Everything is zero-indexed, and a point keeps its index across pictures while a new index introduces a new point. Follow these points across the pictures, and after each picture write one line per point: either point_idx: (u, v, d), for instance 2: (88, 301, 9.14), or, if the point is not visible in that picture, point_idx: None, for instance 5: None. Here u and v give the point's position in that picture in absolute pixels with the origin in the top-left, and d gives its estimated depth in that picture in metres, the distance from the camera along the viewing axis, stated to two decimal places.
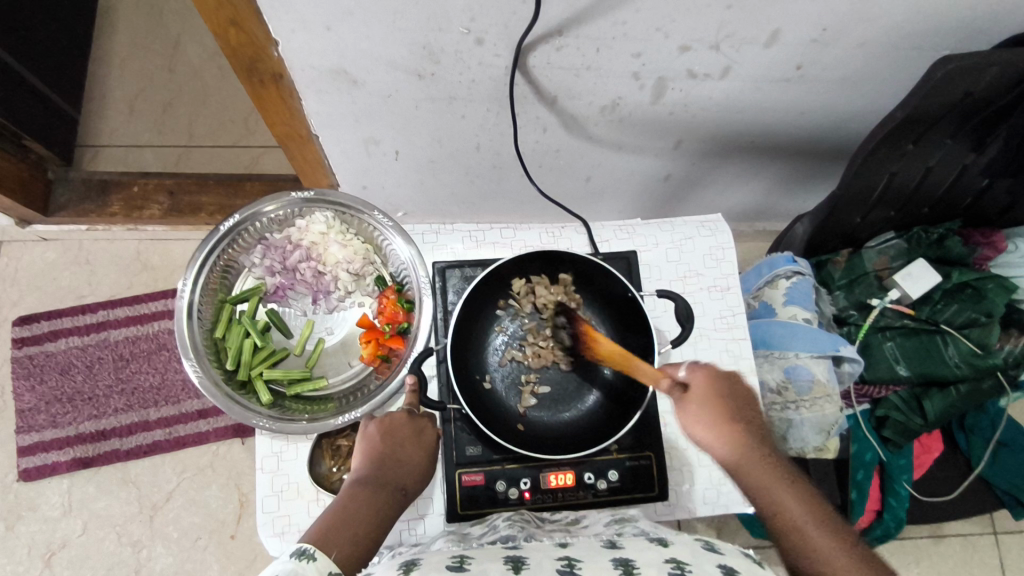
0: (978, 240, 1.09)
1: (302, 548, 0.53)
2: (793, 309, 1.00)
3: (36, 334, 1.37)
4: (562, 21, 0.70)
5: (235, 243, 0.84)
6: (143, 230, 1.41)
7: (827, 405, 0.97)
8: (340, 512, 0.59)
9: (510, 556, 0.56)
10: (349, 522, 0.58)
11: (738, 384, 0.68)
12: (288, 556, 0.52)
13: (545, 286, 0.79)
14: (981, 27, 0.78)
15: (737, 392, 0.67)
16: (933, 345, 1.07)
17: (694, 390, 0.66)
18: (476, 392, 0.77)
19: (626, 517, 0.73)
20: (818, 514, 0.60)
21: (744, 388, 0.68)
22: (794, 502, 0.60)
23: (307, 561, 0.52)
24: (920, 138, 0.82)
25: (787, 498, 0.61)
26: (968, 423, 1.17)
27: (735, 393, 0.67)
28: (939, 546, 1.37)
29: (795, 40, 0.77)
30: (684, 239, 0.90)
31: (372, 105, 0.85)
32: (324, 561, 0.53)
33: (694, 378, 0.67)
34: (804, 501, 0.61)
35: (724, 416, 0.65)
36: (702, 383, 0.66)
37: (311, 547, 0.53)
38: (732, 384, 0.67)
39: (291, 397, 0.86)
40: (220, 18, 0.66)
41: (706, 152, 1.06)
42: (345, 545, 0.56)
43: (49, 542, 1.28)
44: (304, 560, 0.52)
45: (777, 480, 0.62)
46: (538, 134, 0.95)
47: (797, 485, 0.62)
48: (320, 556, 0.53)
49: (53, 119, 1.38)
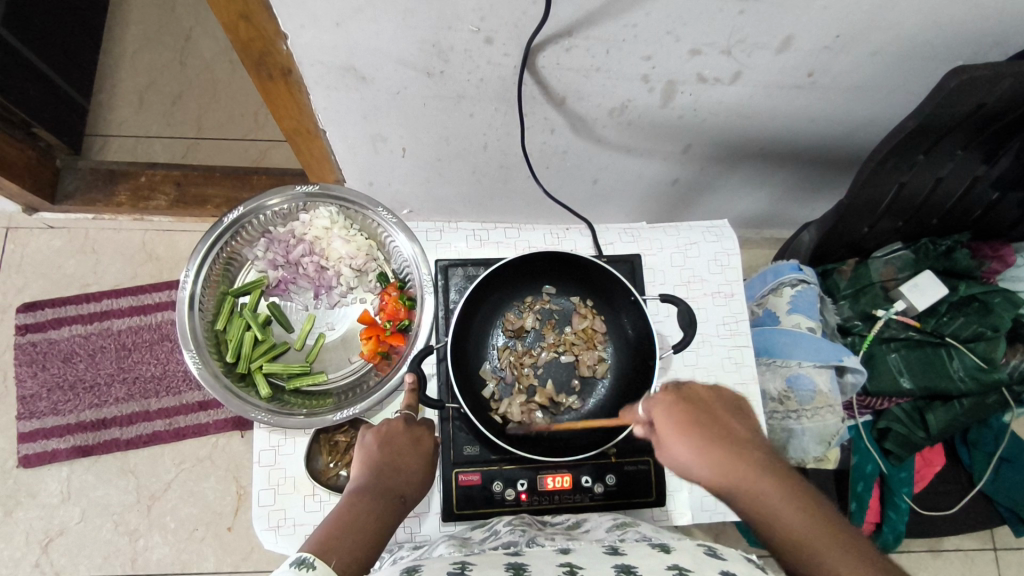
0: (987, 254, 1.08)
1: (302, 559, 0.51)
2: (797, 317, 0.98)
3: (40, 321, 1.37)
4: (572, 22, 0.70)
5: (238, 235, 0.84)
6: (149, 220, 1.42)
7: (828, 414, 0.95)
8: (339, 521, 0.57)
9: (511, 563, 0.55)
10: (349, 530, 0.56)
11: (704, 403, 0.64)
12: (288, 566, 0.51)
13: (512, 318, 0.80)
14: (995, 39, 0.77)
15: (702, 410, 0.63)
16: (937, 357, 1.06)
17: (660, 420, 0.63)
18: (473, 392, 0.76)
19: (629, 521, 0.72)
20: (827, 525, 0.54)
21: (705, 400, 0.64)
22: (799, 515, 0.55)
23: (306, 570, 0.50)
24: (931, 148, 0.82)
25: (791, 513, 0.55)
26: (970, 437, 1.15)
27: (704, 414, 0.63)
28: (938, 560, 1.36)
29: (806, 47, 0.76)
30: (689, 244, 0.89)
31: (381, 102, 0.85)
32: (324, 569, 0.51)
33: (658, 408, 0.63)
34: (807, 510, 0.55)
35: (697, 442, 0.61)
36: (662, 410, 0.64)
37: (311, 555, 0.52)
38: (692, 402, 0.64)
39: (290, 391, 0.86)
40: (231, 12, 0.66)
41: (714, 158, 1.06)
42: (345, 552, 0.54)
43: (46, 528, 1.28)
44: (304, 569, 0.50)
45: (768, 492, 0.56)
46: (545, 135, 0.95)
47: (795, 496, 0.56)
48: (320, 565, 0.51)
49: (64, 108, 1.38)
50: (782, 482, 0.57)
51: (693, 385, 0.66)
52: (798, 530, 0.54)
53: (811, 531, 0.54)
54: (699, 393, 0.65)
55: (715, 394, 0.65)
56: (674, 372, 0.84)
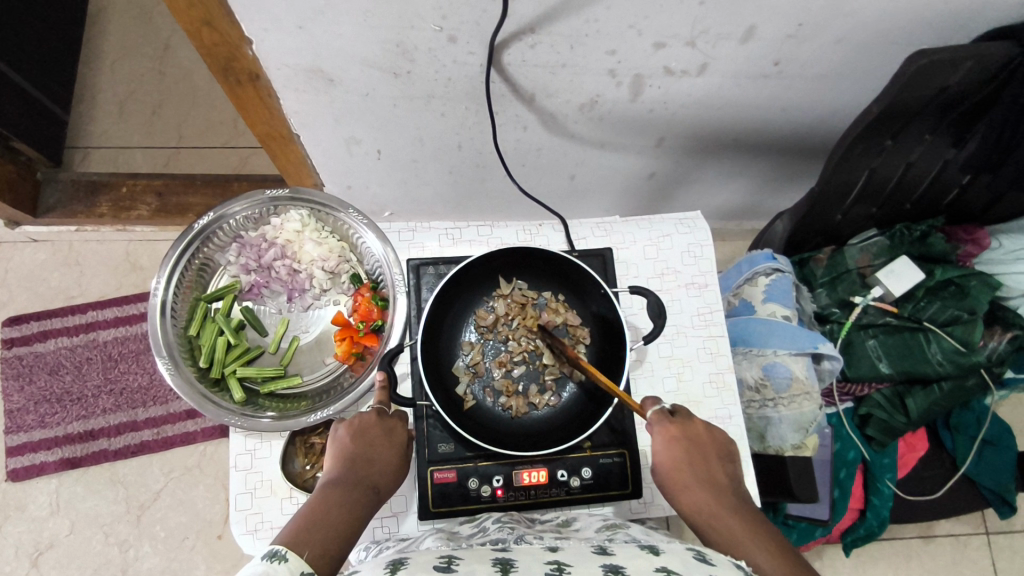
0: (962, 237, 1.07)
1: (274, 552, 0.52)
2: (772, 306, 0.99)
3: (25, 334, 1.38)
4: (533, 18, 0.70)
5: (209, 241, 0.84)
6: (132, 231, 1.42)
7: (805, 402, 0.94)
8: (313, 513, 0.58)
9: (499, 558, 0.55)
10: (320, 522, 0.57)
11: (700, 440, 0.68)
12: (259, 559, 0.51)
13: (486, 319, 0.80)
14: (956, 25, 0.77)
15: (698, 448, 0.67)
16: (915, 342, 1.06)
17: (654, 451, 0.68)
18: (446, 389, 0.76)
19: (618, 522, 0.71)
20: (778, 551, 0.57)
21: (703, 438, 0.68)
22: (756, 549, 0.57)
23: (278, 561, 0.50)
24: (897, 134, 0.82)
25: (748, 542, 0.58)
26: (953, 421, 1.14)
27: (696, 450, 0.67)
28: (930, 546, 1.36)
29: (769, 37, 0.77)
30: (662, 236, 0.90)
31: (349, 104, 0.86)
32: (296, 561, 0.51)
33: (656, 436, 0.68)
34: (767, 547, 0.57)
35: (683, 476, 0.65)
36: (658, 441, 0.67)
37: (283, 548, 0.52)
38: (691, 440, 0.67)
39: (265, 395, 0.85)
40: (192, 18, 0.67)
41: (688, 150, 1.07)
42: (318, 543, 0.55)
43: (36, 542, 1.28)
44: (276, 561, 0.50)
45: (734, 527, 0.60)
46: (518, 132, 0.96)
47: (759, 529, 0.59)
48: (292, 557, 0.51)
49: (44, 121, 1.39)
50: (748, 522, 0.60)
51: (695, 421, 0.69)
52: (755, 558, 0.56)
53: (762, 554, 0.56)
54: (700, 432, 0.68)
55: (713, 436, 0.69)
56: (650, 364, 0.85)
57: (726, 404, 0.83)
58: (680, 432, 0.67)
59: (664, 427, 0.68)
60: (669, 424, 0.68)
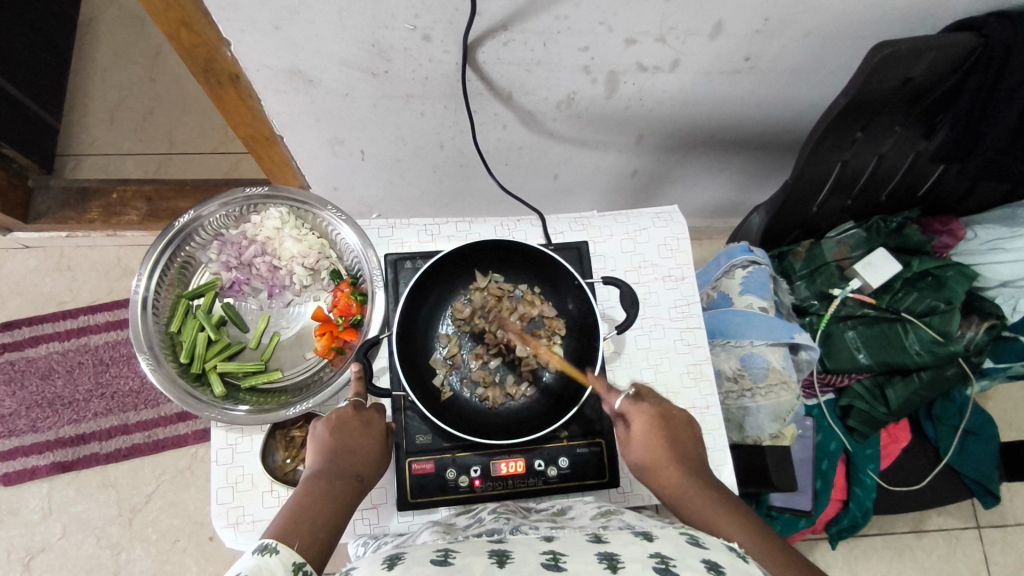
0: (937, 228, 1.09)
1: (265, 544, 0.53)
2: (749, 298, 1.01)
3: (17, 339, 1.39)
4: (504, 15, 0.72)
5: (190, 240, 0.85)
6: (123, 236, 1.44)
7: (782, 392, 0.96)
8: (299, 506, 0.59)
9: (495, 549, 0.52)
10: (308, 514, 0.58)
11: (676, 423, 0.68)
12: (250, 553, 0.52)
13: (462, 313, 0.81)
14: (921, 17, 0.79)
15: (674, 429, 0.67)
16: (893, 333, 1.08)
17: (633, 432, 0.67)
18: (424, 382, 0.77)
19: (612, 508, 0.71)
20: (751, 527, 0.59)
21: (679, 420, 0.68)
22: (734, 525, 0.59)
23: (269, 555, 0.52)
24: (867, 125, 0.83)
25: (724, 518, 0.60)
26: (936, 411, 1.16)
27: (675, 431, 0.67)
28: (922, 540, 1.37)
29: (738, 31, 0.78)
30: (639, 230, 0.91)
31: (330, 105, 0.87)
32: (287, 553, 0.53)
33: (635, 418, 0.67)
34: (744, 525, 0.59)
35: (662, 455, 0.65)
36: (637, 423, 0.67)
37: (274, 542, 0.54)
38: (671, 422, 0.67)
39: (246, 389, 0.86)
40: (170, 18, 0.68)
41: (667, 147, 1.08)
42: (308, 534, 0.57)
43: (28, 545, 1.28)
44: (267, 555, 0.52)
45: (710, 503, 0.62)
46: (499, 131, 0.97)
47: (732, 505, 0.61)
48: (283, 549, 0.53)
49: (34, 129, 1.40)
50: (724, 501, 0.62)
51: (670, 405, 0.69)
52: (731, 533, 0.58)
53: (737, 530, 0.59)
54: (677, 416, 0.68)
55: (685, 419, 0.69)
56: (627, 356, 0.85)
57: (704, 394, 0.84)
58: (661, 422, 0.67)
59: (642, 411, 0.67)
60: (646, 408, 0.68)
